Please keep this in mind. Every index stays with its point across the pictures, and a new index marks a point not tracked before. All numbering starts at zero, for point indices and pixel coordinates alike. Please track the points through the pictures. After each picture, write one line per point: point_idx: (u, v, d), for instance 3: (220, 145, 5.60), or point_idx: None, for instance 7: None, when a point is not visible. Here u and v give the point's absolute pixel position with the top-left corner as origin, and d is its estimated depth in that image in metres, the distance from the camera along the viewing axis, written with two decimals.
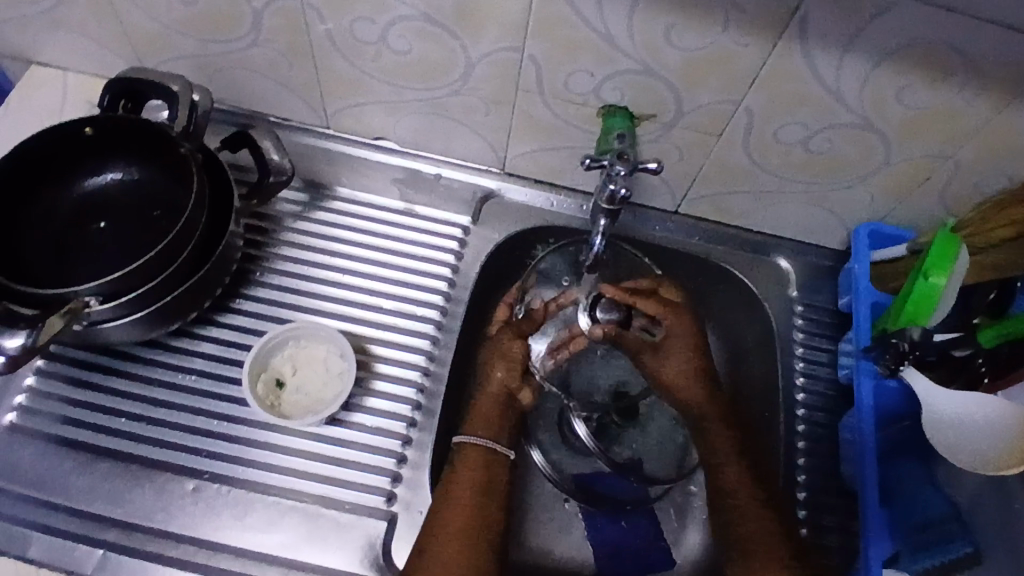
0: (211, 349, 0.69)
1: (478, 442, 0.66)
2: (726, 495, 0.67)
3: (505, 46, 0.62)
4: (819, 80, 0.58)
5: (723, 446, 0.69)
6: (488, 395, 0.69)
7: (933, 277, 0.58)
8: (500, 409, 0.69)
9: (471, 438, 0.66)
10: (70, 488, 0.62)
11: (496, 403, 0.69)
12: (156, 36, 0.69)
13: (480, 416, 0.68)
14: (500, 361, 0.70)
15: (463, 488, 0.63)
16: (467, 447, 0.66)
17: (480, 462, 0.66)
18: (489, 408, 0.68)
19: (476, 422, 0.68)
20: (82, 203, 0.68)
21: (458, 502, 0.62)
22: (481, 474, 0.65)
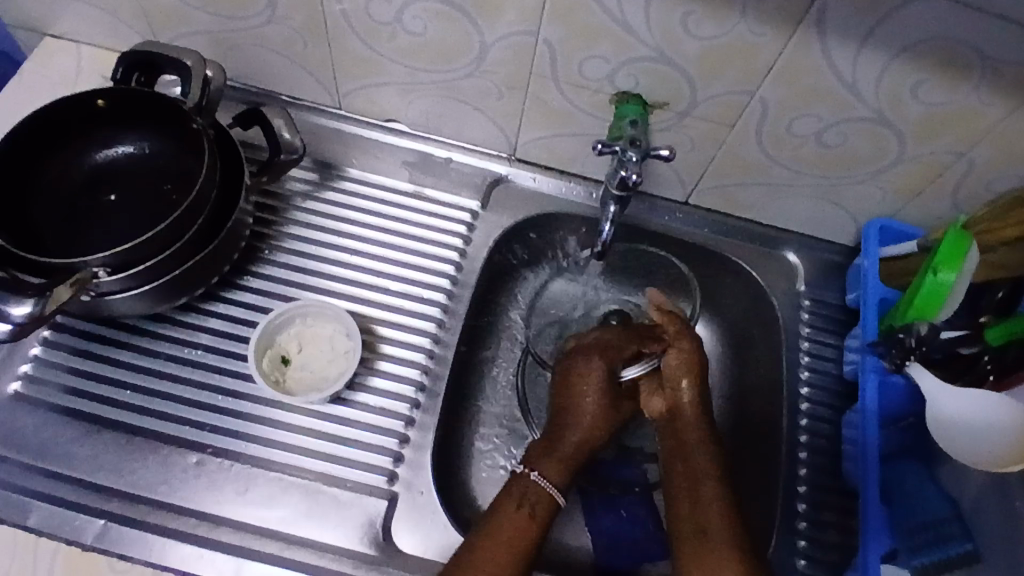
0: (218, 324, 0.69)
1: (548, 486, 0.63)
2: (693, 483, 0.63)
3: (521, 29, 0.62)
4: (835, 73, 0.58)
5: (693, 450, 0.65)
6: (564, 447, 0.67)
7: (942, 275, 0.59)
8: (575, 462, 0.66)
9: (545, 480, 0.63)
10: (73, 458, 0.62)
11: (578, 454, 0.67)
12: (171, 9, 0.69)
13: (557, 460, 0.65)
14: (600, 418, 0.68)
15: (517, 524, 0.60)
16: (536, 487, 0.63)
17: (547, 507, 0.62)
18: (569, 457, 0.66)
19: (549, 464, 0.65)
20: (93, 175, 0.68)
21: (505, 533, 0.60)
22: (543, 517, 0.62)
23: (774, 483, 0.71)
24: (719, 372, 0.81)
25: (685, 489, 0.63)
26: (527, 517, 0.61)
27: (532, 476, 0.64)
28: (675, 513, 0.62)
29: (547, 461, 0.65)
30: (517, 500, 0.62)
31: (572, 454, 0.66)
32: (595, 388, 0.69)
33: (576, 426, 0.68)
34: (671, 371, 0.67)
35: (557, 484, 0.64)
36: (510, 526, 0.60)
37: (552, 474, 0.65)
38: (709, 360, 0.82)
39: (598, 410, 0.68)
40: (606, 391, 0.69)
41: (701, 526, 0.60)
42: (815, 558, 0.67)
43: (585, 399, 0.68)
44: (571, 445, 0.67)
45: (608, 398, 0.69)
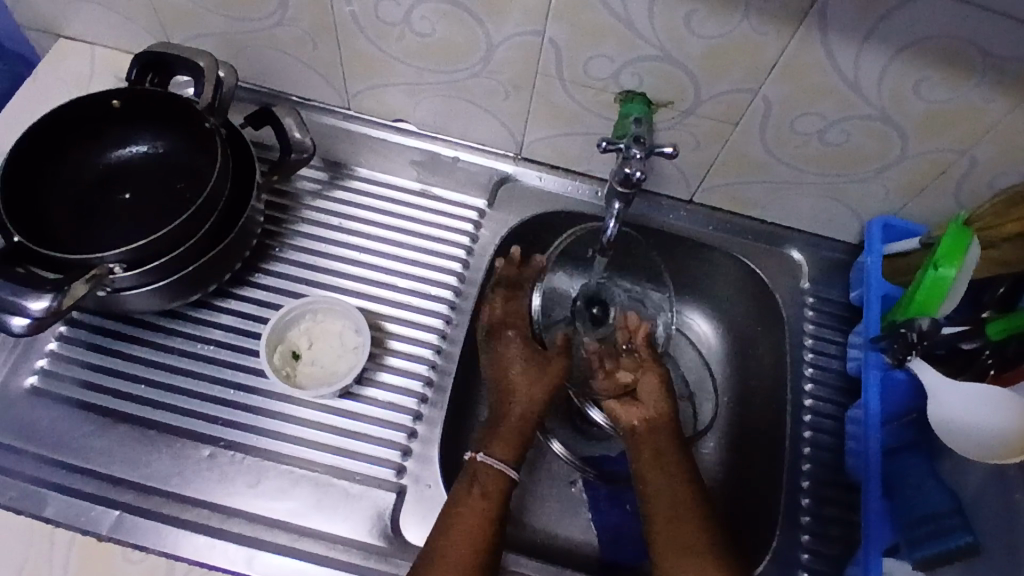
0: (230, 320, 0.70)
1: (499, 464, 0.64)
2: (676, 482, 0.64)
3: (526, 29, 0.63)
4: (837, 71, 0.59)
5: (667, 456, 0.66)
6: (511, 425, 0.67)
7: (943, 270, 0.59)
8: (523, 435, 0.67)
9: (491, 459, 0.64)
10: (89, 450, 0.64)
11: (522, 426, 0.67)
12: (184, 11, 0.70)
13: (506, 439, 0.66)
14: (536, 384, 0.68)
15: (475, 506, 0.61)
16: (485, 467, 0.63)
17: (500, 486, 0.63)
18: (513, 432, 0.66)
19: (498, 444, 0.66)
20: (107, 174, 0.69)
21: (467, 515, 0.60)
22: (498, 497, 0.62)
23: (777, 477, 0.72)
24: (721, 369, 0.83)
25: (659, 487, 0.64)
26: (481, 499, 0.62)
27: (479, 458, 0.64)
28: (648, 508, 0.64)
29: (496, 443, 0.65)
30: (471, 483, 0.63)
31: (518, 429, 0.67)
32: (518, 355, 0.69)
33: (513, 400, 0.68)
34: (643, 392, 0.68)
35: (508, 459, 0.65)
36: (466, 508, 0.61)
37: (503, 454, 0.65)
38: (712, 357, 0.83)
39: (529, 372, 0.69)
40: (531, 355, 0.70)
41: (682, 522, 0.61)
42: (818, 552, 0.68)
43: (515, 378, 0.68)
44: (517, 418, 0.67)
45: (533, 359, 0.69)
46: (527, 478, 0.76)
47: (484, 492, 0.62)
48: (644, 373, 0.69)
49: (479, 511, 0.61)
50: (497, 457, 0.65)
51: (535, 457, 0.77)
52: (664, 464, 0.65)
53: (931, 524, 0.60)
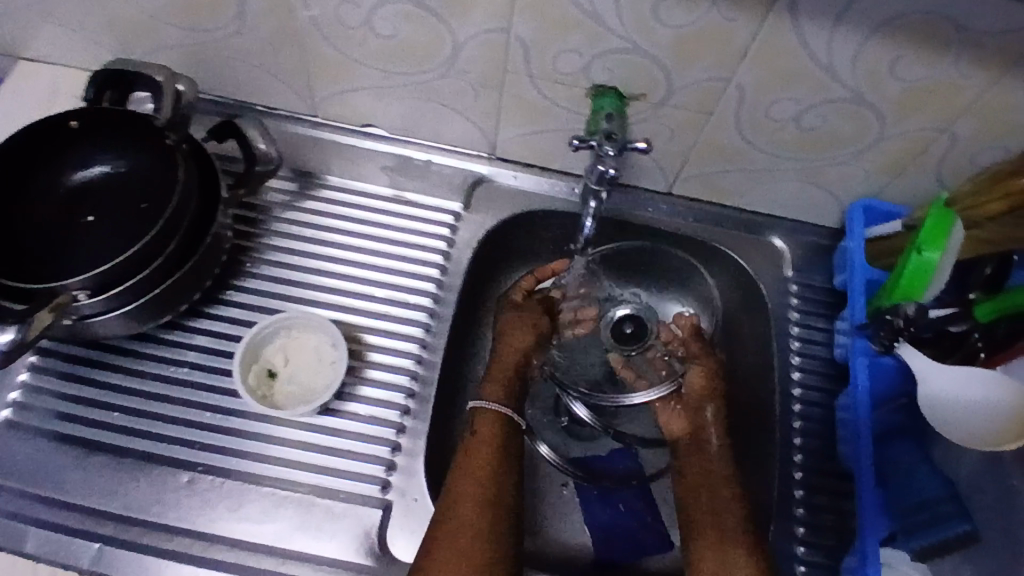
0: (203, 341, 0.68)
1: (493, 404, 0.67)
2: (711, 493, 0.66)
3: (492, 26, 0.61)
4: (811, 55, 0.58)
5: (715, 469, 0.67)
6: (501, 366, 0.71)
7: (927, 253, 0.58)
8: (513, 377, 0.71)
9: (485, 402, 0.67)
10: (65, 482, 0.62)
11: (512, 367, 0.71)
12: (140, 24, 0.68)
13: (495, 381, 0.69)
14: (520, 331, 0.72)
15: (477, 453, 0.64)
16: (482, 410, 0.67)
17: (496, 424, 0.66)
18: (504, 375, 0.70)
19: (492, 387, 0.69)
20: (70, 198, 0.67)
21: (467, 480, 0.62)
22: (498, 436, 0.66)
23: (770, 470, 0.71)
24: None
25: (700, 502, 0.66)
26: (483, 441, 0.65)
27: (475, 404, 0.68)
28: (687, 502, 0.67)
29: (489, 386, 0.69)
30: (469, 430, 0.66)
31: (508, 369, 0.71)
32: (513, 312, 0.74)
33: (507, 343, 0.72)
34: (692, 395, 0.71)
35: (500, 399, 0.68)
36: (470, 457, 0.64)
37: (497, 397, 0.69)
38: None
39: (523, 322, 0.73)
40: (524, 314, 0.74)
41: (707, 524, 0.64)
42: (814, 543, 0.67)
43: (516, 330, 0.73)
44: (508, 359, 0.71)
45: (523, 316, 0.74)
46: None
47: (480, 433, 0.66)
48: (697, 372, 0.72)
49: (484, 455, 0.64)
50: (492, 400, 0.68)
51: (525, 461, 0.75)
52: (706, 475, 0.67)
53: (926, 510, 0.60)
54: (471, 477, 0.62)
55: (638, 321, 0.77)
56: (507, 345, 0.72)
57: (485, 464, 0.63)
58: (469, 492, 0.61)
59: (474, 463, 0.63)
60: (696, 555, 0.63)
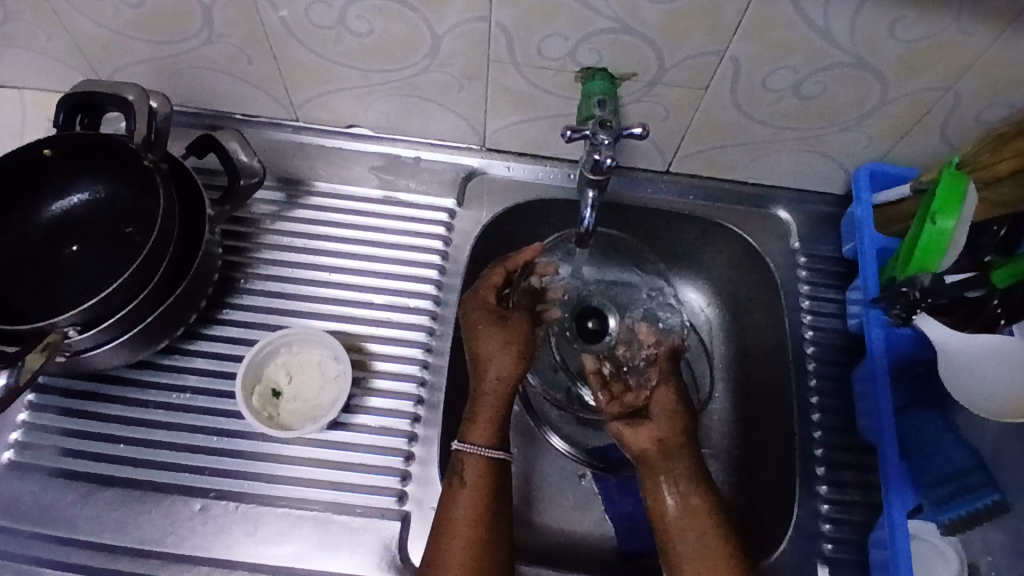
0: (204, 363, 0.67)
1: (481, 451, 0.60)
2: (689, 517, 0.58)
3: (470, 17, 0.58)
4: (807, 21, 0.55)
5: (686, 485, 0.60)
6: (486, 401, 0.63)
7: (940, 223, 0.57)
8: (502, 413, 0.63)
9: (472, 446, 0.61)
10: (77, 520, 0.61)
11: (500, 401, 0.63)
12: (107, 42, 0.66)
13: (481, 421, 0.62)
14: (497, 353, 0.64)
15: (464, 503, 0.58)
16: (468, 457, 0.60)
17: (485, 472, 0.60)
18: (490, 412, 0.63)
19: (476, 427, 0.62)
20: (53, 230, 0.65)
21: (454, 530, 0.57)
22: (488, 487, 0.59)
23: (788, 448, 0.69)
24: (719, 340, 0.80)
25: (679, 527, 0.58)
26: (469, 493, 0.59)
27: (457, 448, 0.61)
28: (652, 506, 0.60)
29: (473, 426, 0.62)
30: (455, 476, 0.60)
31: (496, 403, 0.63)
32: (486, 325, 0.65)
33: (488, 373, 0.64)
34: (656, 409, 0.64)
35: (488, 444, 0.61)
36: (456, 510, 0.58)
37: (482, 439, 0.61)
38: (709, 330, 0.80)
39: (501, 345, 0.64)
40: (497, 323, 0.65)
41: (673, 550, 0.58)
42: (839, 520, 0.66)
43: (494, 355, 0.64)
44: (493, 390, 0.63)
45: (501, 329, 0.65)
46: (532, 480, 0.73)
47: (467, 483, 0.59)
48: (659, 390, 0.66)
49: (466, 508, 0.58)
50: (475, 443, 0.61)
51: (541, 457, 0.74)
52: (674, 494, 0.59)
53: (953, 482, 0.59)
54: (463, 536, 0.57)
55: (603, 321, 0.77)
56: (483, 372, 0.64)
57: (473, 521, 0.57)
58: (458, 559, 0.56)
59: (461, 522, 0.57)
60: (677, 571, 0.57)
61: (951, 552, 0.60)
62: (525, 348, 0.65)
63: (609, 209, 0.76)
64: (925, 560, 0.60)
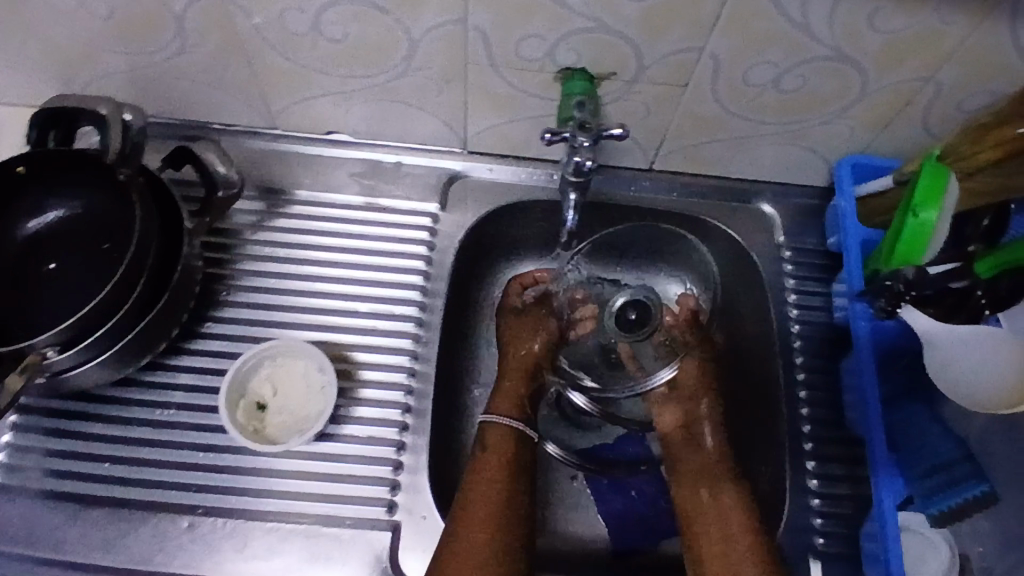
0: (188, 379, 0.66)
1: (504, 420, 0.66)
2: (711, 499, 0.64)
3: (446, 19, 0.57)
4: (785, 16, 0.54)
5: (709, 470, 0.66)
6: (511, 375, 0.70)
7: (922, 215, 0.56)
8: (521, 390, 0.69)
9: (496, 417, 0.66)
10: (63, 542, 0.60)
11: (522, 377, 0.70)
12: (78, 55, 0.64)
13: (505, 393, 0.69)
14: (525, 335, 0.72)
15: (488, 466, 0.63)
16: (491, 425, 0.66)
17: (508, 436, 0.65)
18: (513, 388, 0.69)
19: (500, 400, 0.68)
20: (29, 248, 0.64)
21: (480, 490, 0.61)
22: (510, 451, 0.64)
23: (778, 443, 0.69)
24: None
25: (704, 508, 0.64)
26: (494, 457, 0.63)
27: (484, 417, 0.66)
28: (680, 492, 0.66)
29: (496, 399, 0.68)
30: (478, 443, 0.65)
31: (518, 379, 0.70)
32: (514, 323, 0.73)
33: (512, 351, 0.72)
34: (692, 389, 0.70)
35: (509, 414, 0.67)
36: (480, 475, 0.62)
37: (507, 411, 0.67)
38: None
39: (526, 329, 0.73)
40: (523, 322, 0.73)
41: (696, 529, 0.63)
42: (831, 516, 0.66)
43: (522, 339, 0.72)
44: (517, 364, 0.71)
45: (527, 322, 0.73)
46: None
47: (489, 449, 0.64)
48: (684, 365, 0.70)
49: (494, 467, 0.63)
50: (502, 413, 0.67)
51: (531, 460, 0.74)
52: (697, 480, 0.65)
53: (942, 475, 0.59)
54: (490, 493, 0.61)
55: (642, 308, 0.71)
56: (509, 351, 0.72)
57: (497, 483, 0.62)
58: (483, 515, 0.60)
59: (485, 482, 0.62)
60: (699, 543, 0.62)
61: (942, 543, 0.60)
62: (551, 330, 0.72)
63: (593, 208, 0.76)
64: (914, 552, 0.60)
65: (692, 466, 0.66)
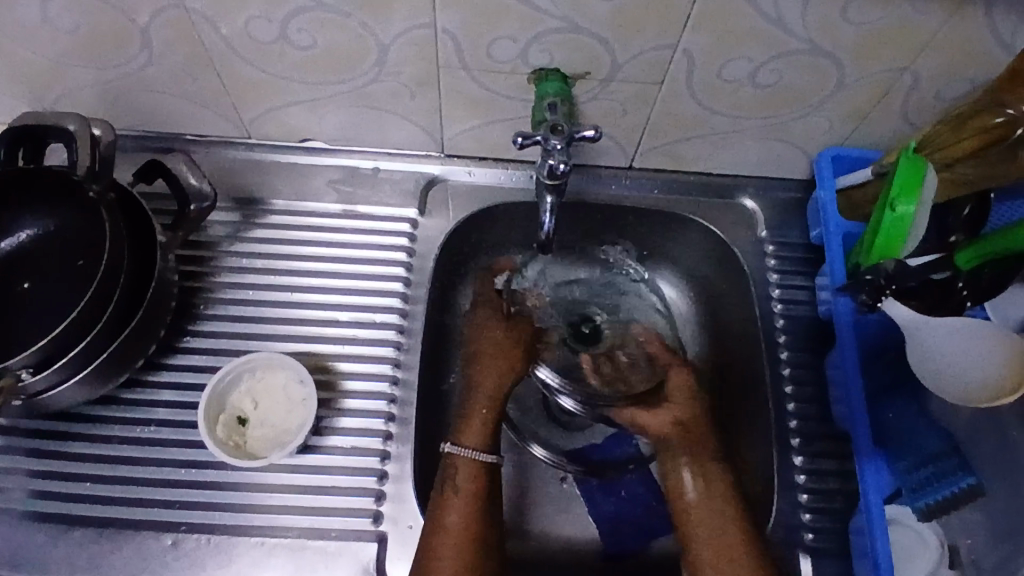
0: (169, 394, 0.66)
1: (471, 453, 0.60)
2: (704, 507, 0.60)
3: (416, 23, 0.57)
4: (758, 10, 0.54)
5: (704, 475, 0.61)
6: (478, 402, 0.64)
7: (901, 208, 0.54)
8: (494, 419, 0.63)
9: (464, 449, 0.61)
10: (46, 563, 0.60)
11: (492, 406, 0.64)
12: (45, 70, 0.63)
13: (474, 424, 0.62)
14: (494, 348, 0.67)
15: (456, 509, 0.58)
16: (460, 459, 0.60)
17: (477, 478, 0.60)
18: (482, 415, 0.63)
19: (470, 429, 0.62)
20: (3, 268, 0.64)
21: (446, 537, 0.57)
22: (480, 492, 0.59)
23: (766, 439, 0.68)
24: (693, 332, 0.79)
25: (698, 519, 0.59)
26: (461, 500, 0.58)
27: (450, 450, 0.61)
28: (674, 497, 0.61)
29: (466, 428, 0.62)
30: (445, 481, 0.60)
31: (488, 409, 0.63)
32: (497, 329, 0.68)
33: (484, 371, 0.65)
34: (672, 390, 0.66)
35: (480, 447, 0.61)
36: (448, 518, 0.57)
37: (475, 442, 0.62)
38: (682, 321, 0.79)
39: (502, 347, 0.67)
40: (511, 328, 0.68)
41: (689, 531, 0.59)
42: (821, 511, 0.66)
43: (497, 355, 0.66)
44: (488, 394, 0.64)
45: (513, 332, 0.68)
46: (514, 485, 0.72)
47: (460, 489, 0.59)
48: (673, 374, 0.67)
49: (461, 511, 0.58)
50: (469, 446, 0.61)
51: (520, 465, 0.73)
52: (685, 479, 0.61)
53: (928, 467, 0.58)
54: (452, 547, 0.56)
55: (595, 324, 0.75)
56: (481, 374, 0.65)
57: (465, 529, 0.57)
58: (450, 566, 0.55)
59: (452, 529, 0.57)
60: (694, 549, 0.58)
61: (930, 536, 0.59)
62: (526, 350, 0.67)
63: (575, 210, 0.75)
64: (905, 548, 0.59)
65: (686, 463, 0.62)
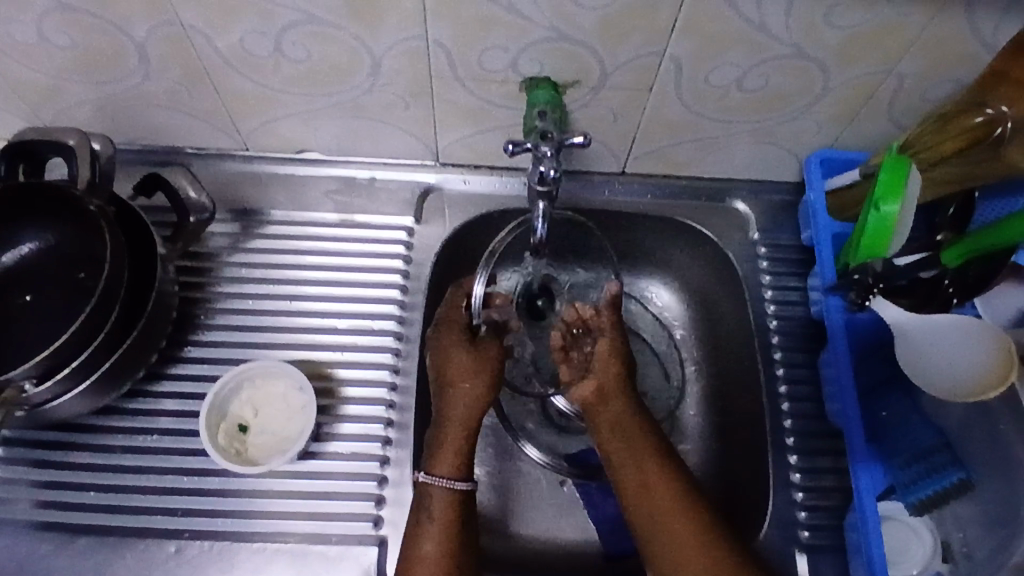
0: (172, 404, 0.67)
1: (448, 484, 0.60)
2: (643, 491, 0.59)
3: (408, 35, 0.58)
4: (742, 16, 0.55)
5: (638, 456, 0.60)
6: (451, 430, 0.62)
7: (886, 208, 0.55)
8: (469, 445, 0.62)
9: (437, 479, 0.60)
10: (51, 571, 0.61)
11: (467, 433, 0.62)
12: (45, 87, 0.65)
13: (446, 452, 0.61)
14: (459, 365, 0.63)
15: (431, 538, 0.58)
16: (433, 488, 0.60)
17: (451, 505, 0.59)
18: (456, 444, 0.61)
19: (443, 458, 0.61)
20: (6, 281, 0.65)
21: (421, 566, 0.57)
22: (455, 521, 0.59)
23: (761, 439, 0.69)
24: (688, 335, 0.80)
25: (640, 501, 0.59)
26: (437, 528, 0.58)
27: (424, 480, 0.60)
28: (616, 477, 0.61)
29: (440, 457, 0.61)
30: (420, 510, 0.60)
31: (462, 436, 0.62)
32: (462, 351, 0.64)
33: (455, 395, 0.63)
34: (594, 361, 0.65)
35: (457, 477, 0.60)
36: (423, 547, 0.58)
37: (449, 471, 0.61)
38: (676, 322, 0.80)
39: (470, 370, 0.63)
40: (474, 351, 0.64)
41: (638, 520, 0.58)
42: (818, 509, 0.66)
43: (462, 383, 0.63)
44: (459, 422, 0.62)
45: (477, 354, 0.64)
46: (511, 489, 0.73)
47: (434, 517, 0.59)
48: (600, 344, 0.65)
49: (436, 540, 0.58)
50: (440, 474, 0.60)
51: (519, 469, 0.74)
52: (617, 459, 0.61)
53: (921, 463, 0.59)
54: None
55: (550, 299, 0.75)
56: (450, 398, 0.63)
57: (441, 560, 0.57)
58: None
59: (427, 557, 0.57)
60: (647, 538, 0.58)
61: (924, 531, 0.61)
62: (496, 372, 0.65)
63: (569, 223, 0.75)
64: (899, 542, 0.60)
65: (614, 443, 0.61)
